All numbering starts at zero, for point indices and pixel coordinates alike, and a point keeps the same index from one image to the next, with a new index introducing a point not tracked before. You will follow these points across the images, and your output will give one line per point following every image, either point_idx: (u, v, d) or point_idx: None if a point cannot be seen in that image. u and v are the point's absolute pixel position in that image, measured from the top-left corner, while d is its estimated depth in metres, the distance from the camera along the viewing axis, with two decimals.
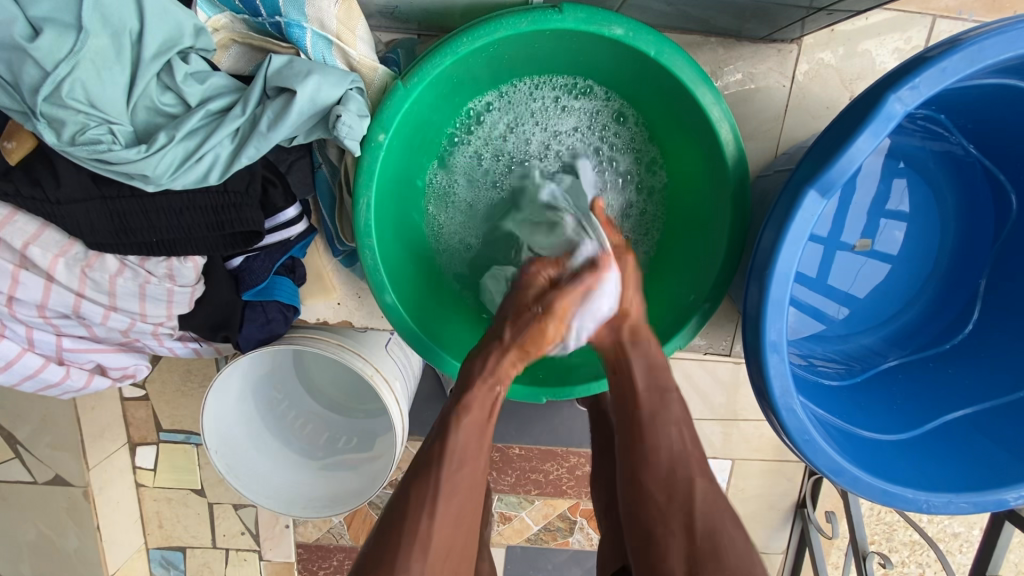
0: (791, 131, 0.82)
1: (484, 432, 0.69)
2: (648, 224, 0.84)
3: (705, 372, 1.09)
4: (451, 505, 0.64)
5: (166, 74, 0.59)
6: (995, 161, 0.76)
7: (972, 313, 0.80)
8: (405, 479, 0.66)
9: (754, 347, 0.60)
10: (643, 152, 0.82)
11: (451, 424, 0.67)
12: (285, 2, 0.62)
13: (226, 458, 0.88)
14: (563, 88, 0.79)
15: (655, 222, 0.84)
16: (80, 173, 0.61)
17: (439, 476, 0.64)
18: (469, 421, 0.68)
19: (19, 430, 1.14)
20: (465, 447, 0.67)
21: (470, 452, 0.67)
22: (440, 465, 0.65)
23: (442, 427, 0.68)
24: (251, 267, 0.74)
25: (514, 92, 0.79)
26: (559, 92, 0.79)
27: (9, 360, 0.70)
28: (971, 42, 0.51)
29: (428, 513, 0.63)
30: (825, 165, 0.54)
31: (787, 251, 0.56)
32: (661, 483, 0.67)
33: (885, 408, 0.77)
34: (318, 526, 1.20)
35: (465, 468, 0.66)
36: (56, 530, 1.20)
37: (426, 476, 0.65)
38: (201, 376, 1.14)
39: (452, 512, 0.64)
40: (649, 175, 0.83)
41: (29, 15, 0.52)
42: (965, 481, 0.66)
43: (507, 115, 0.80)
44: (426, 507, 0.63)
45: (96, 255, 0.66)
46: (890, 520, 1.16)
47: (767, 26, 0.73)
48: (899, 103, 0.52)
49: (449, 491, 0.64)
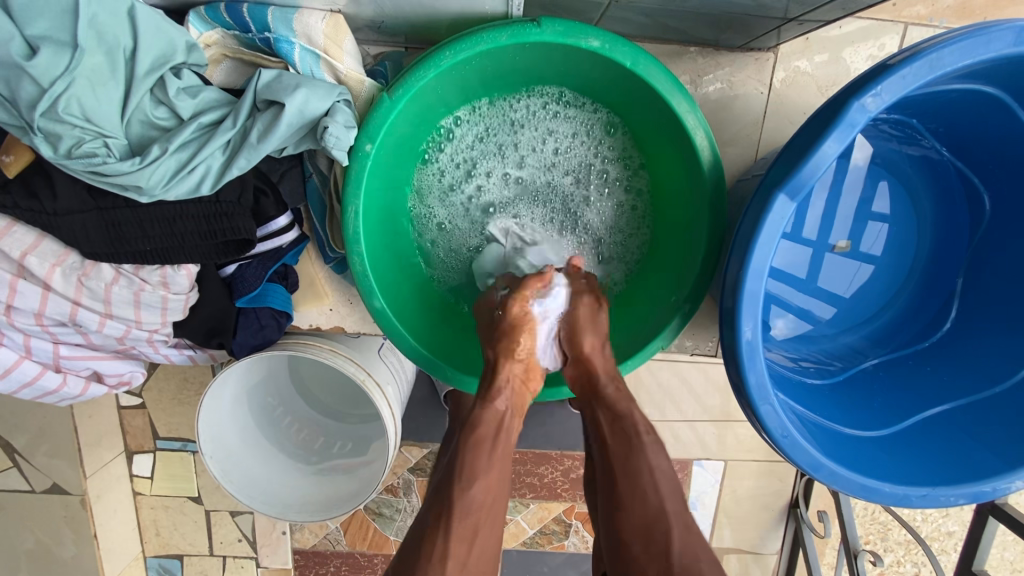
0: (770, 136, 0.84)
1: (494, 451, 0.68)
2: (626, 231, 0.86)
3: (695, 372, 1.11)
4: (464, 535, 0.62)
5: (159, 89, 0.61)
6: (968, 164, 0.77)
7: (950, 312, 0.82)
8: (413, 532, 0.64)
9: (732, 345, 0.62)
10: (621, 162, 0.84)
11: (463, 449, 0.67)
12: (274, 19, 0.64)
13: (221, 464, 0.89)
14: (539, 98, 0.81)
15: (632, 228, 0.86)
16: (76, 185, 0.63)
17: (449, 530, 0.61)
18: (473, 464, 0.66)
19: (16, 439, 1.15)
20: (474, 496, 0.64)
21: (483, 498, 0.64)
22: (449, 529, 0.62)
23: (449, 472, 0.66)
24: (244, 274, 0.75)
25: (497, 101, 0.81)
26: (542, 103, 0.81)
27: (7, 368, 0.72)
28: (931, 50, 0.53)
29: (438, 574, 0.59)
30: (794, 169, 0.56)
31: (760, 251, 0.58)
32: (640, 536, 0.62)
33: (865, 406, 0.78)
34: (315, 532, 1.22)
35: (477, 517, 0.63)
36: (55, 539, 1.21)
37: (436, 532, 0.62)
38: (197, 384, 1.16)
39: (467, 559, 0.61)
40: (628, 179, 0.84)
41: (26, 34, 0.54)
42: (944, 475, 0.68)
43: (484, 125, 0.82)
44: (434, 569, 0.59)
45: (92, 264, 0.68)
46: (884, 519, 1.18)
47: (744, 35, 0.76)
48: (862, 110, 0.54)
49: (460, 544, 0.61)
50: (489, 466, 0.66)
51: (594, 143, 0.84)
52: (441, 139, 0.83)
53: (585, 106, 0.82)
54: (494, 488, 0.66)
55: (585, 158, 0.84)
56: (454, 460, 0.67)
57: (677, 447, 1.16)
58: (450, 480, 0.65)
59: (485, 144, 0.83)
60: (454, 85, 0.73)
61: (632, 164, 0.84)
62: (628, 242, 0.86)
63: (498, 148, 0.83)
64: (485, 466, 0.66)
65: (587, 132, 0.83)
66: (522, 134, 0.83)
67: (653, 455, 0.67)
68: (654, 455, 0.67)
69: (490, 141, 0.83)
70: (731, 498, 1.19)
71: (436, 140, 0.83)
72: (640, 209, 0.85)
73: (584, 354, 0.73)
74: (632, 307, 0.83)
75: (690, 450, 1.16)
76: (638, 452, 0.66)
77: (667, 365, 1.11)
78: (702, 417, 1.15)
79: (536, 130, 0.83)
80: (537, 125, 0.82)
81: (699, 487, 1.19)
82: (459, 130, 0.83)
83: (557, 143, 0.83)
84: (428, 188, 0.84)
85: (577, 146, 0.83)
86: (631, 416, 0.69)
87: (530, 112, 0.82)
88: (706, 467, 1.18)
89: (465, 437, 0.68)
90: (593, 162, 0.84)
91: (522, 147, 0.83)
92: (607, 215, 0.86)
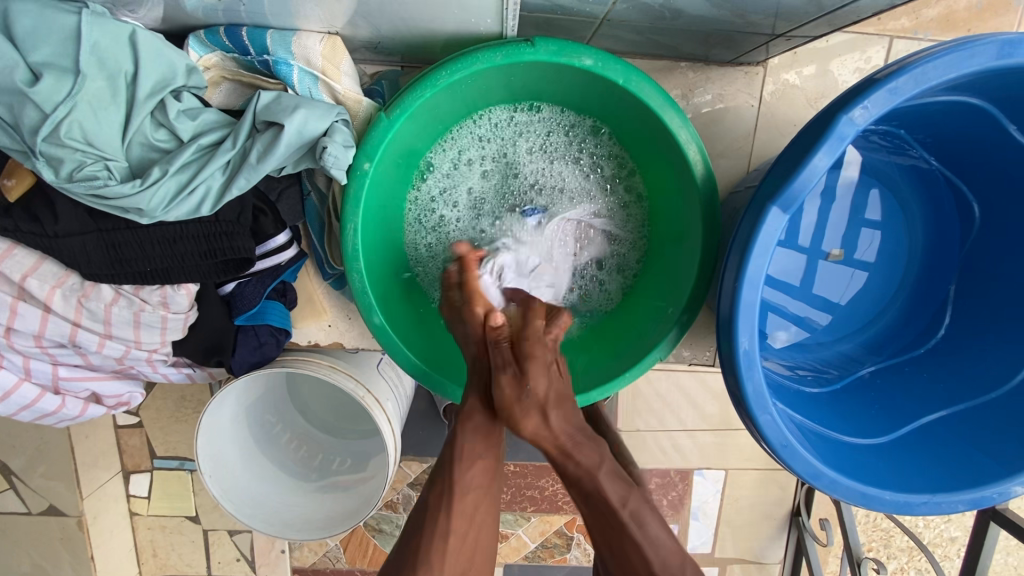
0: (761, 148, 0.85)
1: (489, 433, 0.69)
2: (630, 231, 0.86)
3: (692, 380, 1.12)
4: (464, 504, 0.68)
5: (159, 112, 0.62)
6: (955, 172, 0.79)
7: (943, 319, 0.83)
8: (417, 510, 0.69)
9: (729, 356, 0.62)
10: (610, 161, 0.85)
11: (455, 434, 0.69)
12: (273, 42, 0.66)
13: (220, 482, 0.88)
14: (512, 114, 0.82)
15: (637, 226, 0.86)
16: (77, 208, 0.63)
17: (449, 510, 0.67)
18: (470, 449, 0.69)
19: (12, 460, 1.14)
20: (471, 477, 0.69)
21: (479, 480, 0.69)
22: (452, 486, 0.68)
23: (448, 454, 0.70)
24: (243, 292, 0.75)
25: (472, 124, 0.82)
26: (511, 112, 0.82)
27: (6, 391, 0.72)
28: (915, 65, 0.54)
29: (446, 514, 0.67)
30: (786, 182, 0.57)
31: (756, 260, 0.59)
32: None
33: (864, 414, 0.79)
34: (314, 550, 1.21)
35: (475, 496, 0.69)
36: (51, 561, 1.20)
37: (437, 510, 0.67)
38: (195, 402, 1.15)
39: (466, 530, 0.67)
40: (622, 181, 0.85)
41: (29, 61, 0.55)
42: (944, 481, 0.68)
43: (462, 146, 0.83)
44: (436, 545, 0.66)
45: (92, 285, 0.69)
46: (886, 526, 1.18)
47: (734, 51, 0.77)
48: (850, 124, 0.55)
49: (460, 521, 0.67)
50: (486, 449, 0.70)
51: (575, 149, 0.84)
52: (427, 163, 0.83)
53: (561, 114, 0.83)
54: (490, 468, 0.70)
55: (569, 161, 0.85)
56: (450, 446, 0.70)
57: (677, 456, 1.16)
58: (447, 462, 0.69)
59: (466, 165, 0.84)
60: (432, 112, 0.74)
61: (622, 161, 0.84)
62: (636, 240, 0.86)
63: (480, 167, 0.84)
64: (483, 451, 0.70)
65: (567, 134, 0.84)
66: (501, 146, 0.84)
67: (642, 528, 0.63)
68: (640, 529, 0.63)
69: (470, 161, 0.84)
70: (732, 508, 1.19)
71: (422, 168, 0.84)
72: (641, 207, 0.85)
73: (539, 416, 0.65)
74: (631, 314, 0.84)
75: (690, 460, 1.16)
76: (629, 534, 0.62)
77: (665, 375, 1.12)
78: (702, 427, 1.15)
79: (513, 141, 0.83)
80: (514, 137, 0.83)
81: (700, 496, 1.19)
82: (439, 158, 0.83)
83: (537, 149, 0.84)
84: (429, 220, 0.85)
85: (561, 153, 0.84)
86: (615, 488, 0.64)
87: (503, 127, 0.83)
88: (706, 476, 1.18)
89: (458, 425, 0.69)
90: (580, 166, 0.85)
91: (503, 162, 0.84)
92: (609, 211, 0.86)
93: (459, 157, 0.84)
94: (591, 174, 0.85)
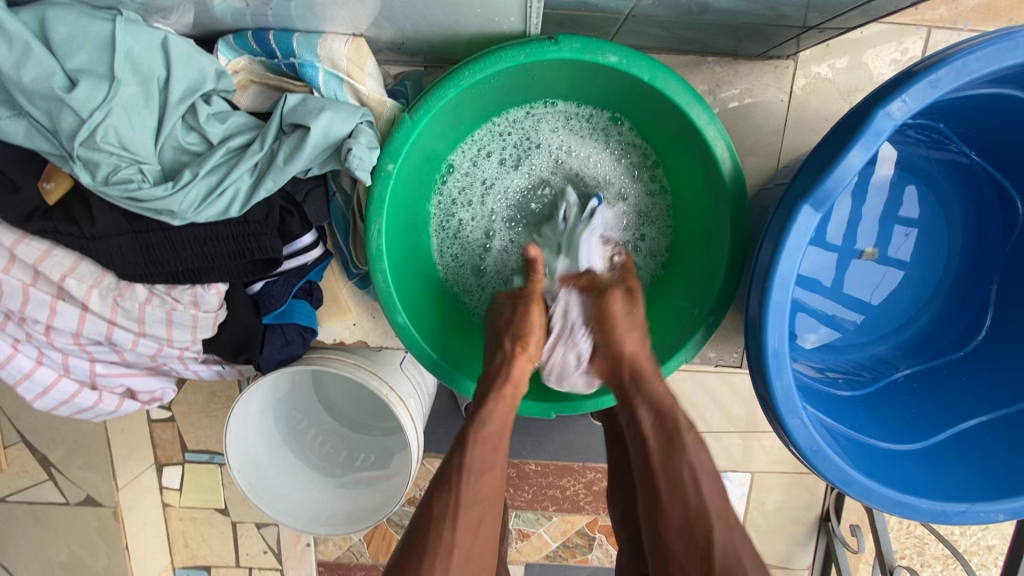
0: (791, 144, 0.83)
1: (500, 445, 0.70)
2: (654, 222, 0.85)
3: (718, 381, 1.10)
4: (469, 516, 0.66)
5: (190, 116, 0.64)
6: (998, 167, 0.76)
7: (986, 319, 0.79)
8: (418, 517, 0.66)
9: (758, 357, 0.61)
10: (631, 153, 0.83)
11: (469, 439, 0.69)
12: (299, 45, 0.66)
13: (247, 476, 0.91)
14: (526, 113, 0.82)
15: (662, 217, 0.85)
16: (112, 210, 0.65)
17: (455, 523, 0.65)
18: (481, 458, 0.68)
19: (52, 452, 1.19)
20: (473, 462, 0.68)
21: (486, 491, 0.68)
22: (458, 497, 0.66)
23: (455, 465, 0.68)
24: (271, 291, 0.77)
25: (488, 126, 0.82)
26: (529, 107, 0.81)
27: (47, 386, 0.75)
28: (957, 56, 0.52)
29: (451, 524, 0.65)
30: (819, 179, 0.56)
31: (787, 259, 0.57)
32: (682, 533, 0.64)
33: (898, 418, 0.76)
34: (338, 544, 1.23)
35: (483, 507, 0.67)
36: (88, 550, 1.24)
37: (441, 525, 0.65)
38: (224, 398, 1.18)
39: (474, 537, 0.66)
40: (644, 172, 0.84)
41: (66, 68, 0.57)
42: (984, 488, 0.66)
43: (480, 148, 0.83)
44: (442, 559, 0.63)
45: (127, 285, 0.71)
46: (921, 533, 1.14)
47: (763, 44, 0.75)
48: (888, 118, 0.53)
49: (466, 525, 0.65)
50: (495, 458, 0.69)
51: (594, 143, 0.83)
52: (448, 167, 0.83)
53: (578, 110, 0.81)
54: (497, 481, 0.69)
55: (593, 154, 0.84)
56: (453, 458, 0.68)
57: None
58: (454, 466, 0.67)
59: (485, 167, 0.83)
60: (453, 116, 0.74)
61: (647, 151, 0.83)
62: (662, 230, 0.85)
63: (500, 166, 0.84)
64: (491, 461, 0.69)
65: (584, 128, 0.83)
66: (518, 144, 0.83)
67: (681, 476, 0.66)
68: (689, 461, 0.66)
69: (488, 163, 0.83)
70: (758, 511, 1.17)
71: (443, 172, 0.84)
72: (666, 199, 0.84)
73: (618, 350, 0.72)
74: (655, 315, 0.83)
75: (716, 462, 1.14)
76: (668, 472, 0.66)
77: (690, 375, 1.10)
78: (728, 428, 1.13)
79: (531, 138, 0.83)
80: (531, 134, 0.83)
81: None
82: (462, 159, 0.83)
83: (555, 146, 0.83)
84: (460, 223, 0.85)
85: (580, 148, 0.83)
86: (675, 416, 0.68)
87: (520, 125, 0.82)
88: (732, 478, 1.15)
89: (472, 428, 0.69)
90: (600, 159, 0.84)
91: (521, 161, 0.83)
92: (633, 202, 0.85)
93: (481, 157, 0.83)
94: (618, 163, 0.84)
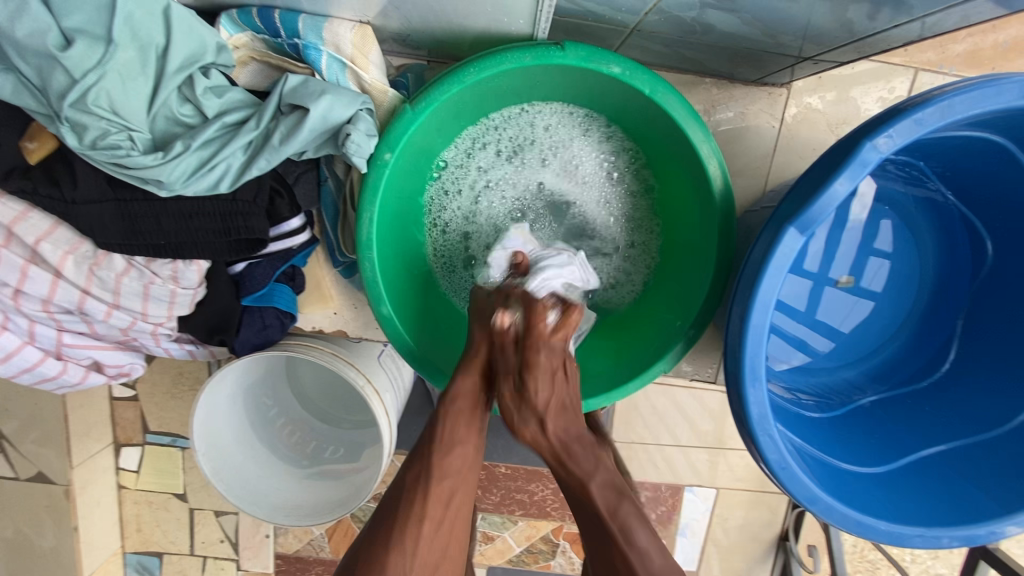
0: (779, 169, 0.85)
1: (473, 420, 0.72)
2: (640, 223, 0.86)
3: (690, 396, 1.12)
4: (441, 486, 0.68)
5: (187, 87, 0.62)
6: (971, 208, 0.79)
7: (949, 353, 0.83)
8: (391, 494, 0.69)
9: (735, 374, 0.62)
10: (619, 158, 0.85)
11: (439, 414, 0.71)
12: (305, 26, 0.66)
13: (211, 461, 0.88)
14: (518, 114, 0.82)
15: (649, 215, 0.86)
16: (96, 175, 0.63)
17: (426, 495, 0.67)
18: (453, 434, 0.70)
19: (5, 424, 1.14)
20: (454, 460, 0.69)
21: (460, 464, 0.69)
22: (431, 466, 0.68)
23: (428, 437, 0.71)
24: (252, 273, 0.75)
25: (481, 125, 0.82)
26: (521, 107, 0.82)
27: (9, 352, 0.72)
28: (942, 98, 0.54)
29: (417, 512, 0.66)
30: (804, 206, 0.57)
31: (769, 282, 0.58)
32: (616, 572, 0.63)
33: (862, 443, 0.78)
34: (299, 537, 1.20)
35: (454, 481, 0.69)
36: (34, 528, 1.19)
37: (410, 506, 0.66)
38: (192, 379, 1.15)
39: (441, 523, 0.67)
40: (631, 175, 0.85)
41: (62, 26, 0.55)
42: (939, 515, 0.68)
43: (472, 147, 0.83)
44: (411, 530, 0.65)
45: (105, 254, 0.69)
46: (873, 558, 1.17)
47: (759, 71, 0.78)
48: (874, 151, 0.55)
49: (436, 505, 0.67)
50: (468, 433, 0.71)
51: (585, 146, 0.84)
52: (441, 164, 0.83)
53: (568, 113, 0.82)
54: (470, 455, 0.71)
55: (580, 157, 0.85)
56: (434, 427, 0.71)
57: (670, 472, 1.16)
58: (428, 441, 0.70)
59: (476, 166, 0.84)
60: (451, 112, 0.74)
61: (637, 156, 0.84)
62: (651, 233, 0.86)
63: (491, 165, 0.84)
64: (464, 435, 0.71)
65: (575, 132, 0.83)
66: (508, 144, 0.83)
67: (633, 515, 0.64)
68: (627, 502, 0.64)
69: (480, 162, 0.83)
70: (720, 528, 1.19)
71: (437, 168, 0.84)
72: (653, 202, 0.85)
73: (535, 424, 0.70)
74: (640, 323, 0.84)
75: (683, 477, 1.16)
76: (612, 501, 0.65)
77: (662, 391, 1.12)
78: (696, 444, 1.15)
79: (521, 139, 0.83)
80: (522, 136, 0.83)
81: (689, 513, 1.18)
82: (456, 154, 0.83)
83: (545, 147, 0.84)
84: (449, 218, 0.85)
85: (569, 150, 0.84)
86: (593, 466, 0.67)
87: (513, 125, 0.82)
88: (697, 493, 1.17)
89: (443, 408, 0.71)
90: (589, 162, 0.85)
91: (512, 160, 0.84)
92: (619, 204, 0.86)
93: (472, 150, 0.83)
94: (606, 166, 0.85)
